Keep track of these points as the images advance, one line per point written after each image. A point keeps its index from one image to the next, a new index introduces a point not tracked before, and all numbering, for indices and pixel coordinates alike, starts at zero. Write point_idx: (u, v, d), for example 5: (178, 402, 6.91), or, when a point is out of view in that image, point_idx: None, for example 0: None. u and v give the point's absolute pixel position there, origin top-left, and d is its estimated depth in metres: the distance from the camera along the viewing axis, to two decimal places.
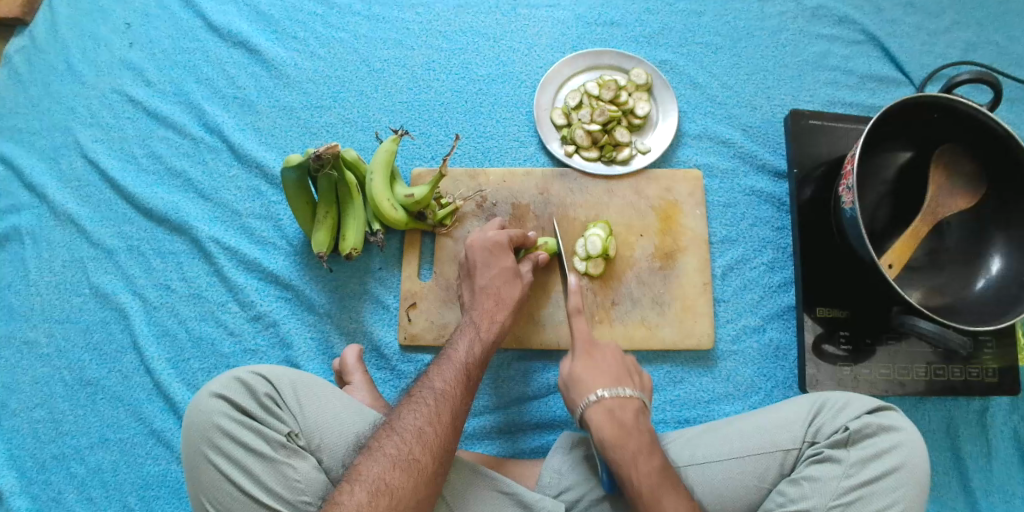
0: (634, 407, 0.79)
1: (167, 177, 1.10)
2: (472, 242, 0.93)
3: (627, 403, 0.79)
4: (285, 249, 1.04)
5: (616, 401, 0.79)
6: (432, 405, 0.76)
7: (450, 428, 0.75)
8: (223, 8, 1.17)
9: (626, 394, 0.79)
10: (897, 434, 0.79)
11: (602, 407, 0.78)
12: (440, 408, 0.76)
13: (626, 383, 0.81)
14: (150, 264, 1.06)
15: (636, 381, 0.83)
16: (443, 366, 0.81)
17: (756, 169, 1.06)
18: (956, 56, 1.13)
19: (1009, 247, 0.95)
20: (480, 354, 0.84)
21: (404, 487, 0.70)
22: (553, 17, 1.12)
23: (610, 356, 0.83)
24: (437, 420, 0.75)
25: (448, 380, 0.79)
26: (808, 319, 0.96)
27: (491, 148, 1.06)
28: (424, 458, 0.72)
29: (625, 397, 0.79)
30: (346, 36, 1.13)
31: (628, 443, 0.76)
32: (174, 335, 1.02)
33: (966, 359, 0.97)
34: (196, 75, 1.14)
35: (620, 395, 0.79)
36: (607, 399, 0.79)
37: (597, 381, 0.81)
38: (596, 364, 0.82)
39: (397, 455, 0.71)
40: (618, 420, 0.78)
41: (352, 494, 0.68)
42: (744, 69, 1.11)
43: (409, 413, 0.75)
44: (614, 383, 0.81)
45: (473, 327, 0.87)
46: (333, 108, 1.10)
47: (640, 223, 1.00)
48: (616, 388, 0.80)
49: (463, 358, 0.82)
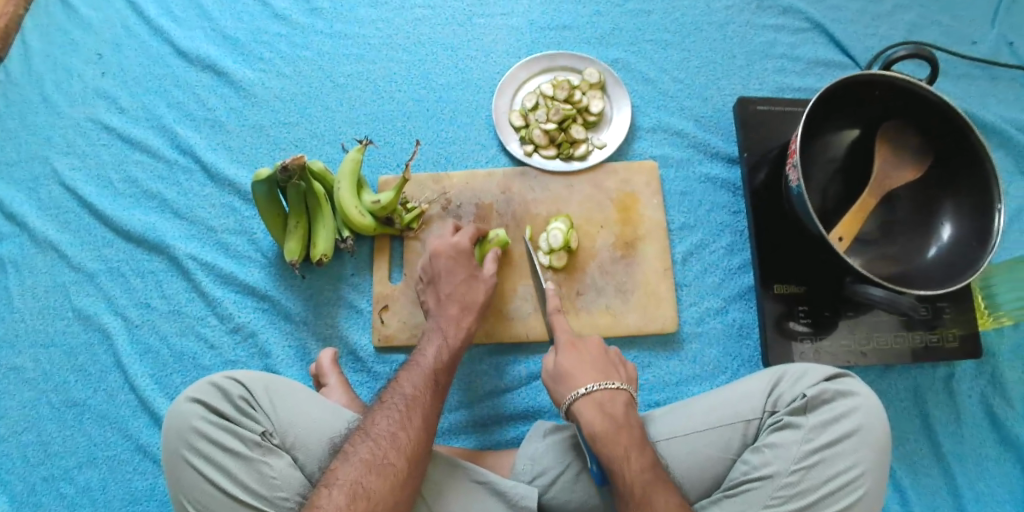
0: (624, 399, 0.82)
1: (143, 199, 1.14)
2: (439, 250, 0.96)
3: (616, 395, 0.81)
4: (259, 261, 1.08)
5: (605, 394, 0.81)
6: (404, 411, 0.79)
7: (425, 435, 0.78)
8: (190, 34, 1.21)
9: (615, 387, 0.82)
10: (854, 398, 0.82)
11: (592, 400, 0.81)
12: (412, 413, 0.79)
13: (613, 377, 0.84)
14: (131, 284, 1.10)
15: (621, 374, 0.87)
16: (412, 373, 0.85)
17: (709, 157, 1.09)
18: (899, 37, 1.18)
19: (957, 213, 1.00)
20: (448, 359, 0.88)
21: (381, 490, 0.72)
22: (508, 24, 1.16)
23: (601, 364, 0.86)
24: (409, 425, 0.78)
25: (417, 385, 0.83)
26: (767, 297, 0.99)
27: (454, 152, 1.09)
28: (399, 461, 0.75)
29: (613, 390, 0.82)
30: (310, 55, 1.17)
31: (621, 437, 0.77)
32: (157, 351, 1.06)
33: (926, 325, 1.01)
34: (167, 99, 1.18)
35: (608, 388, 0.82)
36: (596, 392, 0.81)
37: (586, 376, 0.83)
38: (581, 356, 0.86)
39: (372, 459, 0.74)
40: (608, 413, 0.79)
41: (331, 498, 0.71)
42: (694, 63, 1.15)
43: (383, 420, 0.78)
44: (601, 377, 0.83)
45: (440, 332, 0.90)
46: (301, 123, 1.14)
47: (600, 215, 1.03)
48: (605, 382, 0.83)
49: (430, 364, 0.86)
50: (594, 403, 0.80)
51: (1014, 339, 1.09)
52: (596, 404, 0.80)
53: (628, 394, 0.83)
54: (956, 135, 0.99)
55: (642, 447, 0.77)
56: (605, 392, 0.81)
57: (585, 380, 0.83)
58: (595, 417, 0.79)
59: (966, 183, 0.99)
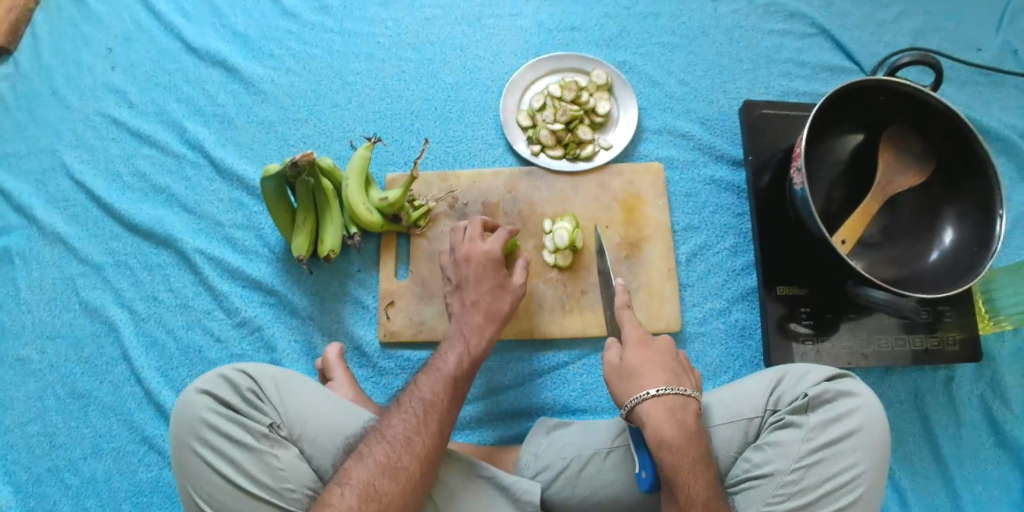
0: (694, 408, 0.80)
1: (151, 193, 1.15)
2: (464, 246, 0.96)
3: (688, 404, 0.80)
4: (266, 256, 1.09)
5: (678, 401, 0.79)
6: (421, 415, 0.79)
7: (439, 440, 0.79)
8: (200, 30, 1.22)
9: (689, 395, 0.80)
10: (856, 399, 0.83)
11: (663, 403, 0.79)
12: (428, 417, 0.79)
13: (683, 382, 0.82)
14: (139, 278, 1.11)
15: (689, 378, 0.84)
16: (431, 377, 0.85)
17: (714, 159, 1.10)
18: (905, 43, 1.19)
19: (959, 218, 1.00)
20: (467, 364, 0.87)
21: (392, 492, 0.73)
22: (517, 25, 1.17)
23: (672, 368, 0.83)
24: (425, 429, 0.78)
25: (437, 389, 0.83)
26: (770, 298, 1.00)
27: (461, 151, 1.10)
28: (412, 465, 0.75)
29: (686, 398, 0.80)
30: (319, 52, 1.18)
31: (690, 449, 0.77)
32: (163, 345, 1.07)
33: (927, 328, 1.02)
34: (176, 94, 1.19)
35: (682, 395, 0.80)
36: (670, 397, 0.79)
37: (658, 379, 0.81)
38: (649, 356, 0.84)
39: (386, 461, 0.75)
40: (681, 422, 0.78)
41: (342, 497, 0.72)
42: (700, 66, 1.15)
43: (399, 423, 0.78)
44: (673, 381, 0.81)
45: (462, 341, 0.89)
46: (309, 120, 1.15)
47: (605, 215, 1.04)
48: (679, 387, 0.80)
49: (449, 367, 0.86)
50: (667, 410, 0.78)
51: (1015, 344, 1.09)
52: (670, 410, 0.78)
53: (697, 402, 0.81)
54: (960, 142, 0.99)
55: (706, 461, 0.77)
56: (679, 400, 0.79)
57: (657, 383, 0.80)
58: (666, 423, 0.77)
59: (968, 189, 1.00)
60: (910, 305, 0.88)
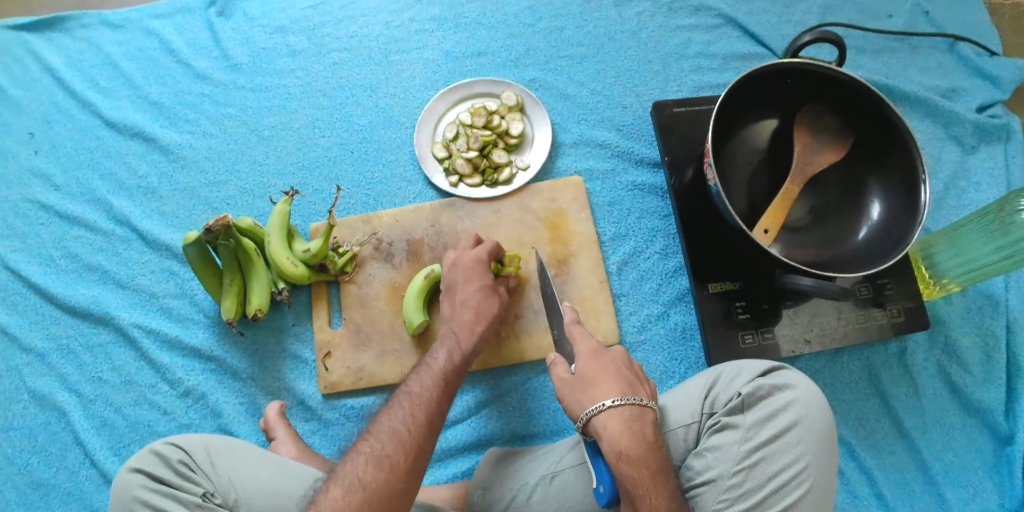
0: (652, 418, 0.75)
1: (85, 272, 1.15)
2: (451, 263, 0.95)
3: (644, 413, 0.74)
4: (203, 322, 1.09)
5: (633, 411, 0.74)
6: (408, 406, 0.77)
7: (429, 431, 0.76)
8: (117, 103, 1.23)
9: (645, 404, 0.75)
10: (792, 391, 0.81)
11: (618, 415, 0.73)
12: (415, 408, 0.77)
13: (639, 391, 0.77)
14: (81, 360, 1.11)
15: (647, 388, 0.79)
16: (420, 376, 0.83)
17: (635, 164, 1.10)
18: (813, 21, 1.19)
19: (883, 191, 0.97)
20: (455, 363, 0.85)
21: (377, 481, 0.70)
22: (424, 57, 1.18)
23: (624, 375, 0.77)
24: (413, 420, 0.75)
25: (425, 384, 0.81)
26: (702, 296, 0.99)
27: (381, 191, 1.10)
28: (398, 454, 0.72)
29: (642, 407, 0.75)
30: (233, 111, 1.19)
31: (650, 459, 0.71)
32: (113, 424, 1.07)
33: (868, 303, 1.00)
34: (99, 171, 1.20)
35: (638, 404, 0.74)
36: (623, 408, 0.73)
37: (610, 390, 0.75)
38: (603, 367, 0.78)
39: (372, 452, 0.72)
40: (639, 432, 0.73)
41: (328, 493, 0.69)
42: (610, 73, 1.15)
43: (388, 416, 0.76)
44: (628, 391, 0.76)
45: (453, 337, 0.88)
46: (230, 180, 1.15)
47: (530, 236, 1.04)
48: (633, 396, 0.75)
49: (438, 365, 0.84)
50: (623, 420, 0.73)
51: (962, 305, 1.07)
52: (625, 421, 0.73)
53: (655, 411, 0.75)
54: (873, 112, 0.96)
55: (666, 472, 0.72)
56: (635, 409, 0.74)
57: (610, 395, 0.75)
58: (621, 436, 0.72)
59: (889, 159, 0.97)
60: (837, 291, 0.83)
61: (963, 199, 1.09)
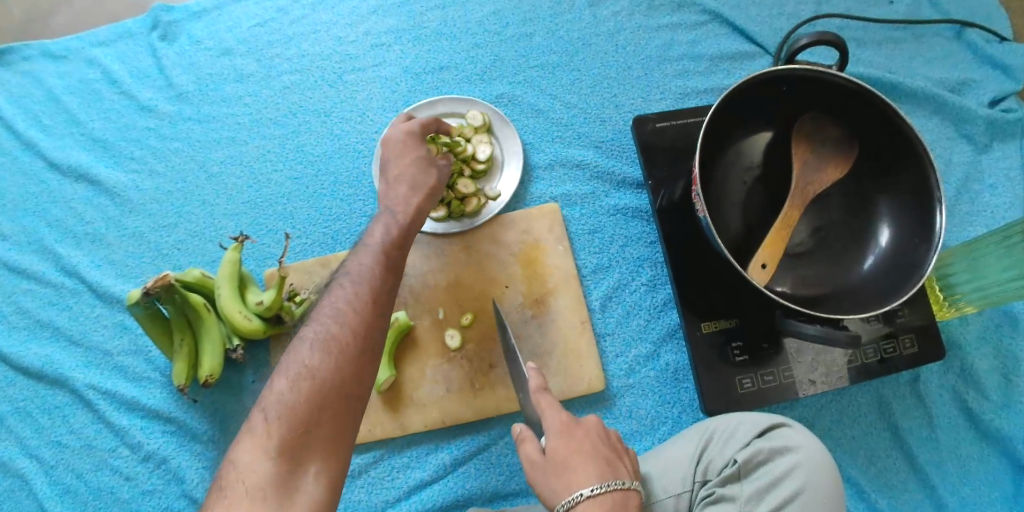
0: (636, 503, 0.63)
1: (37, 329, 1.06)
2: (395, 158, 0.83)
3: (626, 499, 0.63)
4: (160, 380, 1.02)
5: (615, 497, 0.62)
6: (302, 374, 0.64)
7: (345, 388, 0.65)
8: (60, 142, 1.14)
9: (627, 487, 0.63)
10: (795, 455, 0.72)
11: (598, 506, 0.62)
12: (309, 375, 0.64)
13: (619, 471, 0.65)
14: (40, 423, 1.02)
15: (626, 464, 0.68)
16: (320, 319, 0.68)
17: (616, 186, 1.00)
18: (810, 11, 1.07)
19: (894, 210, 0.86)
20: (358, 314, 0.68)
21: (269, 471, 0.59)
22: (380, 76, 1.08)
23: (597, 450, 0.67)
24: (306, 394, 0.63)
25: (322, 335, 0.66)
26: (694, 336, 0.89)
27: (340, 230, 1.02)
28: (291, 437, 0.61)
29: (624, 490, 0.63)
30: (181, 145, 1.10)
31: None
32: (75, 490, 0.99)
33: (878, 335, 0.90)
34: (45, 218, 1.11)
35: (618, 489, 0.63)
36: (602, 496, 0.62)
37: (587, 472, 0.64)
38: (577, 445, 0.67)
39: (263, 435, 0.61)
40: None
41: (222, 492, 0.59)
42: (586, 82, 1.04)
43: (278, 391, 0.64)
44: (605, 473, 0.64)
45: (360, 272, 0.71)
46: (180, 223, 1.06)
47: (503, 273, 0.95)
48: (611, 480, 0.64)
49: (335, 319, 0.67)
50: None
51: (979, 324, 0.97)
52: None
53: (638, 494, 0.64)
54: (881, 120, 0.84)
55: None
56: (614, 495, 0.62)
57: (586, 481, 0.63)
58: None
59: (900, 173, 0.85)
60: (846, 339, 0.75)
61: (977, 204, 0.97)
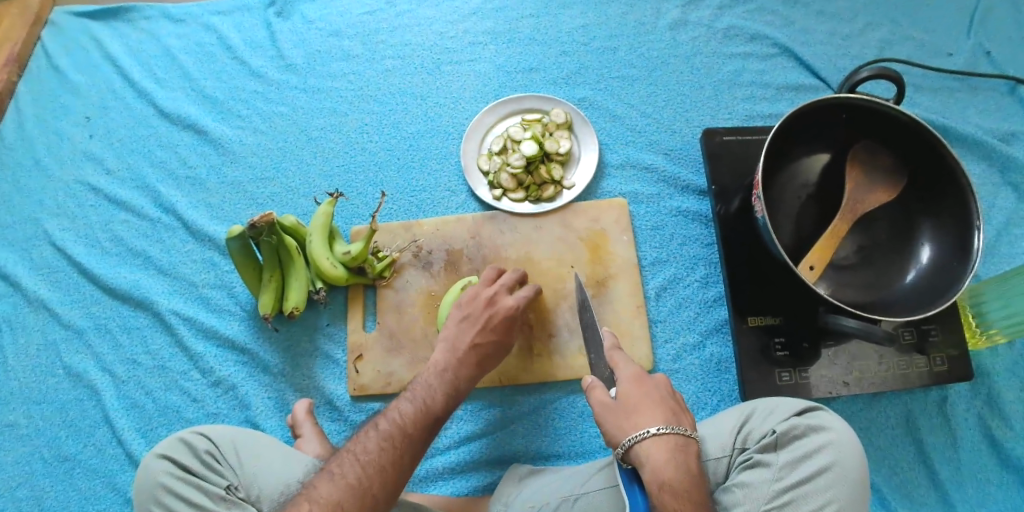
0: (695, 449, 0.74)
1: (129, 257, 1.16)
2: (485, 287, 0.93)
3: (687, 446, 0.73)
4: (239, 314, 1.11)
5: (679, 439, 0.73)
6: (395, 439, 0.76)
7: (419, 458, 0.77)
8: (172, 94, 1.25)
9: (689, 435, 0.74)
10: (827, 433, 0.79)
11: (663, 442, 0.72)
12: (402, 441, 0.76)
13: (682, 421, 0.75)
14: (117, 341, 1.11)
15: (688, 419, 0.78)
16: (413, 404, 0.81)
17: (680, 190, 1.09)
18: (872, 56, 1.17)
19: (936, 234, 0.94)
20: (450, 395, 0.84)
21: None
22: (475, 70, 1.19)
23: (663, 401, 0.77)
24: (398, 461, 0.75)
25: (416, 421, 0.79)
26: (740, 328, 0.97)
27: (425, 200, 1.11)
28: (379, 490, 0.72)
29: (685, 437, 0.73)
30: (284, 110, 1.21)
31: (695, 492, 0.70)
32: (142, 406, 1.07)
33: (910, 350, 0.97)
34: (150, 158, 1.22)
35: (682, 434, 0.73)
36: (667, 435, 0.72)
37: (654, 416, 0.74)
38: (646, 395, 0.77)
39: (355, 483, 0.71)
40: (684, 464, 0.71)
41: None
42: (662, 96, 1.15)
43: (373, 443, 0.75)
44: (670, 419, 0.74)
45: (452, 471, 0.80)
46: (276, 178, 1.17)
47: (571, 255, 1.04)
48: (675, 425, 0.74)
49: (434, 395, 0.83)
50: (666, 450, 0.71)
51: (1008, 358, 1.03)
52: (667, 450, 0.71)
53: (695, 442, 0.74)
54: (930, 152, 0.93)
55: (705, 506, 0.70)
56: (677, 438, 0.73)
57: (653, 423, 0.73)
58: (665, 466, 0.70)
59: (945, 202, 0.93)
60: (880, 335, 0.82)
61: (1016, 248, 1.05)
